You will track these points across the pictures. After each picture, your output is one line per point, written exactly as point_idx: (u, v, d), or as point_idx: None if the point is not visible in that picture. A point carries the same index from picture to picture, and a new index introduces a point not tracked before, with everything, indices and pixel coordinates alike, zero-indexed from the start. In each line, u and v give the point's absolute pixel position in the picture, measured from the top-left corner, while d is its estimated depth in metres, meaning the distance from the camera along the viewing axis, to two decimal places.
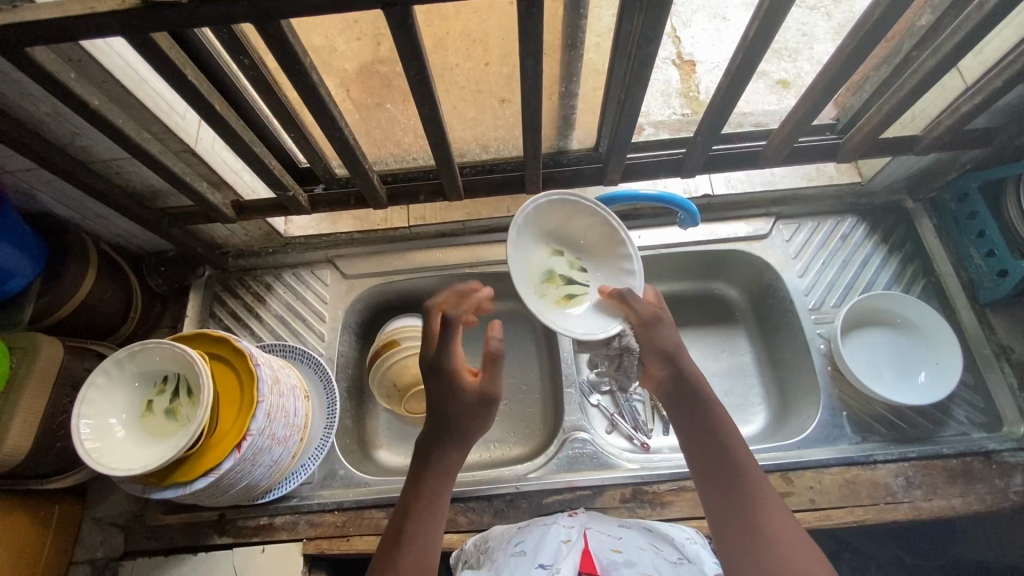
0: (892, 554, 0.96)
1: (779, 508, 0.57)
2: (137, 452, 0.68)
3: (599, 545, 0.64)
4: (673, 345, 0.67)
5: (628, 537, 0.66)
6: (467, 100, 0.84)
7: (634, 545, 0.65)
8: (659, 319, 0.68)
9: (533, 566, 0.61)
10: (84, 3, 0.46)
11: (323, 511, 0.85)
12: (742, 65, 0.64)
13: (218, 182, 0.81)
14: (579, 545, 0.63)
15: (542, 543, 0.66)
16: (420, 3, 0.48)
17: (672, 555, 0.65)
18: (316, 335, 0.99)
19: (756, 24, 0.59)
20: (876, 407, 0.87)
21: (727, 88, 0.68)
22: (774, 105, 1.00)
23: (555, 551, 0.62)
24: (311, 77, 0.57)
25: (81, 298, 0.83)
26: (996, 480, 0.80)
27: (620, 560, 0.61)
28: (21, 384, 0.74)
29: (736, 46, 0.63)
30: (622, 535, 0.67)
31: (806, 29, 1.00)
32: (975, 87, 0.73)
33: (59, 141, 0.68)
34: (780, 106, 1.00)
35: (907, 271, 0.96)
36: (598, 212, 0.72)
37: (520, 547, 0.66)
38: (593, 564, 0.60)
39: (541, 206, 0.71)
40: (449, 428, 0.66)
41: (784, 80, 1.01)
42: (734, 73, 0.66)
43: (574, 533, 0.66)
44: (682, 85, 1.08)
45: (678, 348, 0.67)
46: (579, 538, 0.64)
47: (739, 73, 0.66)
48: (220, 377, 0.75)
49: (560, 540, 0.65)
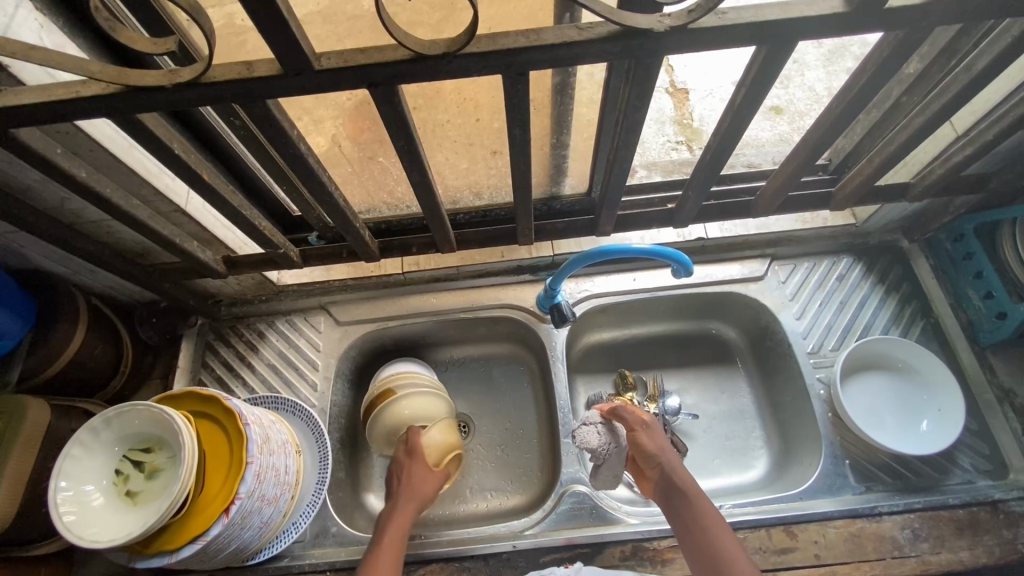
0: None
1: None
2: (116, 522, 0.65)
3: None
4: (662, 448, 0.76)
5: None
6: (460, 152, 0.86)
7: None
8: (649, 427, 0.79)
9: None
10: (68, 87, 0.46)
11: (315, 572, 0.83)
12: (729, 128, 0.63)
13: (209, 239, 0.80)
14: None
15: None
16: (406, 81, 0.48)
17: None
18: (309, 384, 0.97)
19: (742, 93, 0.57)
20: (880, 455, 0.85)
21: (716, 147, 0.67)
22: (769, 130, 1.02)
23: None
24: (298, 146, 0.56)
25: (70, 355, 0.82)
26: (1003, 531, 0.78)
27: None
28: (6, 448, 0.73)
29: (722, 111, 0.62)
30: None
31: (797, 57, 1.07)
32: (967, 137, 0.72)
33: (48, 206, 0.67)
34: (774, 132, 1.02)
35: (905, 312, 0.95)
36: (126, 405, 0.69)
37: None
38: None
39: (109, 413, 0.69)
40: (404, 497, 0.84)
41: (777, 106, 1.04)
42: (722, 134, 0.64)
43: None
44: (676, 113, 1.09)
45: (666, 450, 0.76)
46: None
47: (726, 137, 0.65)
48: (207, 438, 0.74)
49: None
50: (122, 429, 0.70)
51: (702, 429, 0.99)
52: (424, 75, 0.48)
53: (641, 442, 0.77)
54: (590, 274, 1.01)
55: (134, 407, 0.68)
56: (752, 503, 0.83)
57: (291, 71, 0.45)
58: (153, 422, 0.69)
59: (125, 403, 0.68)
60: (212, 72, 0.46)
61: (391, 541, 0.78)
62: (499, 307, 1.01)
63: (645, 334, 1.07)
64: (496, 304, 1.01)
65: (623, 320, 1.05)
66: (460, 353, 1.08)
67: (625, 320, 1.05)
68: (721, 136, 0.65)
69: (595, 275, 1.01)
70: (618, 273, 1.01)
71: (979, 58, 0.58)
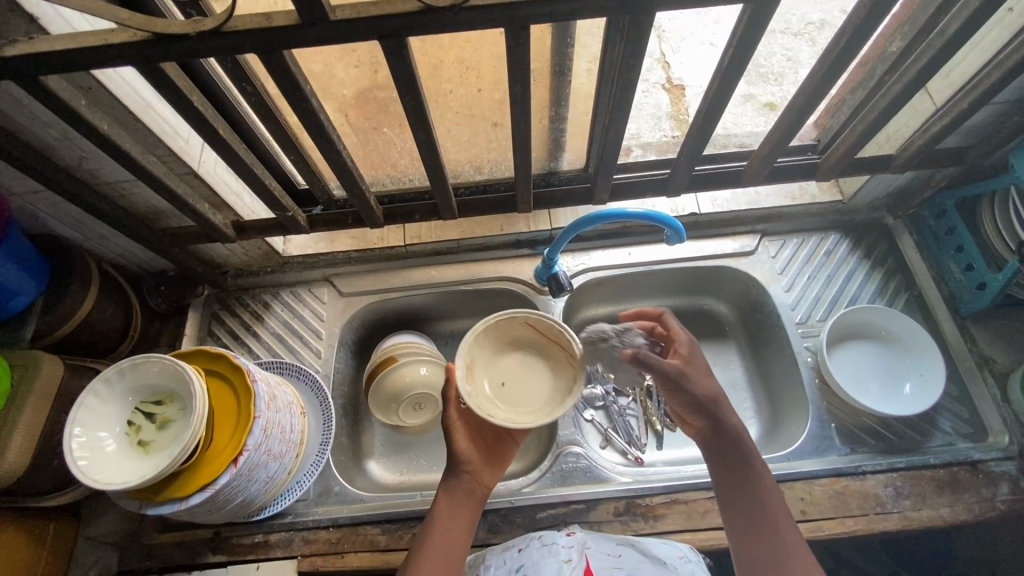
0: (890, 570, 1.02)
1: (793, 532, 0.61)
2: (129, 467, 0.68)
3: (599, 563, 0.67)
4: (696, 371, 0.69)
5: (627, 552, 0.69)
6: (461, 123, 0.89)
7: (632, 558, 0.68)
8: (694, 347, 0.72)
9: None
10: (98, 36, 0.49)
11: (318, 528, 0.86)
12: (718, 89, 0.68)
13: (219, 204, 0.84)
14: (579, 565, 0.66)
15: (542, 564, 0.67)
16: (414, 34, 0.52)
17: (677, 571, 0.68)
18: (313, 352, 1.00)
19: (732, 51, 0.61)
20: (863, 418, 0.89)
21: (709, 107, 0.70)
22: (763, 126, 1.03)
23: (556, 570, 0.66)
24: (311, 102, 0.60)
25: (82, 317, 0.84)
26: (983, 489, 0.82)
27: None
28: (21, 400, 0.75)
29: (712, 73, 0.66)
30: (621, 550, 0.70)
31: (791, 54, 1.09)
32: (944, 109, 0.76)
33: (67, 165, 0.70)
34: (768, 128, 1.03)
35: (890, 285, 0.99)
36: (140, 358, 0.71)
37: (520, 569, 0.68)
38: None
39: (123, 364, 0.71)
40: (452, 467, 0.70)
41: (772, 103, 1.06)
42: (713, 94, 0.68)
43: (574, 555, 0.68)
44: (673, 109, 1.11)
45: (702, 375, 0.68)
46: (579, 560, 0.67)
47: (715, 99, 0.69)
48: (216, 394, 0.76)
49: (561, 562, 0.67)
50: (135, 381, 0.72)
51: None
52: (431, 28, 0.52)
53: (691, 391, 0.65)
54: (585, 249, 1.04)
55: (148, 358, 0.71)
56: None
57: (308, 22, 0.49)
58: (166, 374, 0.72)
59: (139, 355, 0.71)
60: (234, 22, 0.49)
61: (440, 524, 0.67)
62: (498, 279, 1.04)
63: (640, 309, 1.10)
64: (495, 277, 1.04)
65: (619, 294, 1.08)
66: (460, 326, 1.12)
67: (621, 294, 1.08)
68: (711, 98, 0.69)
69: (590, 250, 1.04)
70: (613, 247, 1.04)
71: (950, 23, 0.62)
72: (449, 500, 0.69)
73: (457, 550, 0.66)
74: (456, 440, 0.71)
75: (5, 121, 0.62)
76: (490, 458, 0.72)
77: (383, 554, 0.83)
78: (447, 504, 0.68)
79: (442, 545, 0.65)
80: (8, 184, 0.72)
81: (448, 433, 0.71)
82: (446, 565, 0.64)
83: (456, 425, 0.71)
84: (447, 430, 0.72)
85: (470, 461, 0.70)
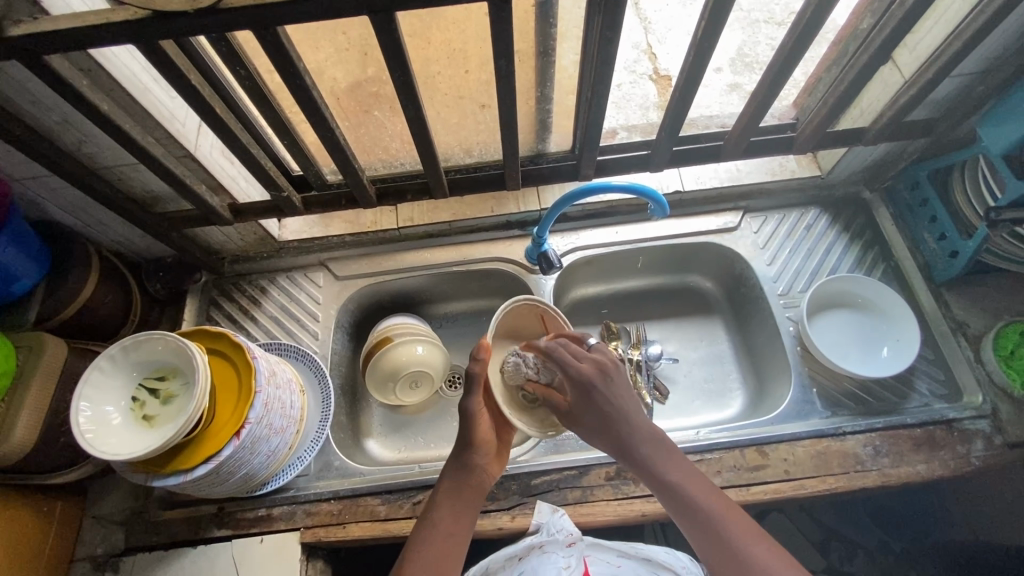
0: (879, 541, 1.06)
1: (737, 518, 0.62)
2: (135, 439, 0.70)
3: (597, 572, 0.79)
4: (580, 415, 0.71)
5: (624, 565, 0.80)
6: (450, 105, 0.92)
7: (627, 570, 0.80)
8: (589, 387, 0.70)
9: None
10: (100, 15, 0.52)
11: (319, 501, 0.88)
12: (698, 55, 0.72)
13: (216, 187, 0.86)
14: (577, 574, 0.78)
15: (542, 570, 0.77)
16: (402, 9, 0.56)
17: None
18: (310, 333, 1.02)
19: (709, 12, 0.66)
20: (843, 383, 0.93)
21: (690, 70, 0.74)
22: None
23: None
24: (305, 80, 0.64)
25: (84, 300, 0.86)
26: (958, 446, 0.85)
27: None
28: (26, 380, 0.77)
29: (691, 38, 0.71)
30: (621, 561, 0.81)
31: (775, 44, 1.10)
32: (911, 80, 0.80)
33: (68, 149, 0.72)
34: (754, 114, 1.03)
35: (868, 257, 1.02)
36: (143, 335, 0.73)
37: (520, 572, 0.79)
38: None
39: (127, 342, 0.73)
40: (462, 459, 0.73)
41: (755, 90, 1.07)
42: (693, 59, 0.73)
43: (573, 562, 0.79)
44: (660, 98, 1.12)
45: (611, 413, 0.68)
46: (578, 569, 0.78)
47: (694, 65, 0.74)
48: (217, 371, 0.78)
49: (560, 568, 0.77)
50: (139, 358, 0.74)
51: (682, 373, 1.05)
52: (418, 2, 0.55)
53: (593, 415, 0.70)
54: (574, 229, 1.07)
55: (151, 335, 0.73)
56: (727, 428, 0.89)
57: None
58: (170, 350, 0.74)
59: (144, 332, 0.73)
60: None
61: (445, 516, 0.69)
62: (490, 260, 1.06)
63: (629, 288, 1.13)
64: (487, 258, 1.06)
65: (608, 273, 1.11)
66: (453, 308, 1.14)
67: (610, 273, 1.11)
68: (689, 68, 0.74)
69: (579, 229, 1.07)
70: (601, 227, 1.07)
71: None
72: (458, 494, 0.71)
73: (458, 545, 0.68)
74: (478, 428, 0.73)
75: (7, 104, 0.64)
76: (500, 450, 0.76)
77: (382, 523, 0.86)
78: (456, 497, 0.70)
79: (446, 538, 0.67)
80: (9, 170, 0.75)
81: (468, 418, 0.73)
82: (451, 559, 0.66)
83: (478, 414, 0.73)
84: (466, 416, 0.73)
85: (487, 452, 0.74)
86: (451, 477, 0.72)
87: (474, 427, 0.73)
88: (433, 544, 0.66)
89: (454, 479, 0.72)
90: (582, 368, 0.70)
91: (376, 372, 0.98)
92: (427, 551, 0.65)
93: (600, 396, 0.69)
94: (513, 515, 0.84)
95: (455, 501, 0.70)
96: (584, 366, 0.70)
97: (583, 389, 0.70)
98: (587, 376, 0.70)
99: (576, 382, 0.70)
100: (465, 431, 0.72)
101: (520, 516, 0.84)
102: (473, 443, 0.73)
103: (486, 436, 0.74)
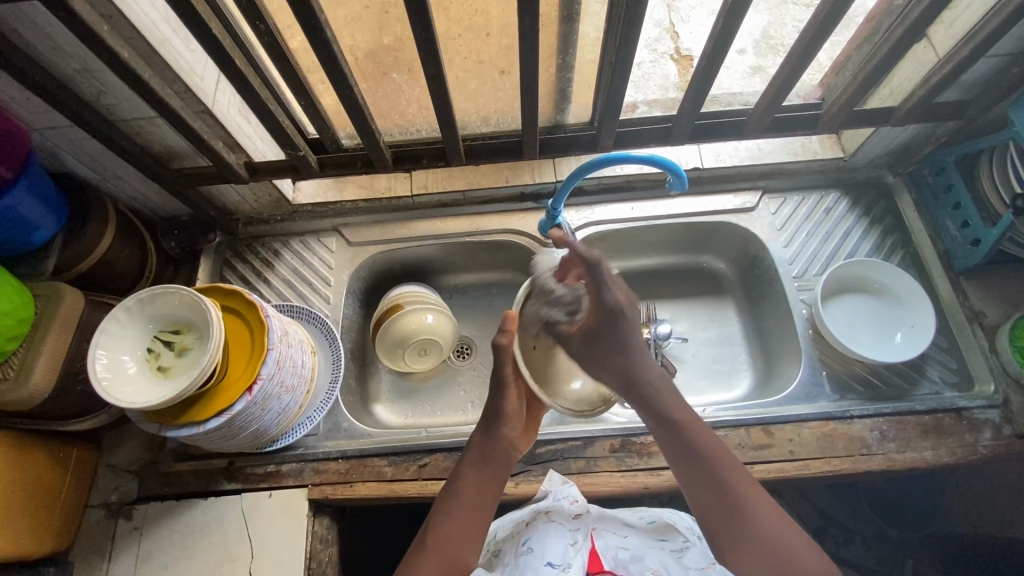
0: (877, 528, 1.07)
1: (736, 468, 0.66)
2: (148, 389, 0.71)
3: (604, 545, 0.72)
4: (598, 342, 0.69)
5: (632, 537, 0.74)
6: (469, 70, 0.90)
7: (638, 541, 0.73)
8: (613, 316, 0.68)
9: (542, 564, 0.67)
10: None
11: (327, 459, 0.90)
12: (726, 24, 0.70)
13: (233, 146, 0.86)
14: (585, 548, 0.71)
15: (546, 536, 0.72)
16: None
17: (676, 546, 0.74)
18: (322, 298, 1.03)
19: None
20: (854, 367, 0.92)
21: (716, 39, 0.72)
22: None
23: (563, 553, 0.69)
24: (325, 33, 0.63)
25: (100, 254, 0.87)
26: (966, 435, 0.85)
27: (627, 557, 0.70)
28: (45, 327, 0.79)
29: (719, 8, 0.69)
30: (627, 532, 0.75)
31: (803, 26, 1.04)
32: (947, 58, 0.78)
33: (85, 98, 0.72)
34: None
35: (887, 242, 1.01)
36: (160, 288, 0.74)
37: (526, 543, 0.72)
38: (601, 563, 0.70)
39: (147, 296, 0.74)
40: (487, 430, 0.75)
41: None
42: (720, 29, 0.70)
43: (580, 537, 0.72)
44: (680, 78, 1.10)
45: (632, 346, 0.70)
46: (585, 540, 0.72)
47: (723, 33, 0.71)
48: (231, 328, 0.79)
49: (567, 542, 0.71)
50: (157, 312, 0.76)
51: (690, 353, 1.05)
52: None
53: (620, 334, 0.69)
54: (589, 203, 1.06)
55: (167, 288, 0.74)
56: (733, 406, 0.89)
57: None
58: (186, 305, 0.75)
59: (162, 286, 0.74)
60: None
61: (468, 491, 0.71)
62: (503, 232, 1.06)
63: (642, 266, 1.13)
64: (500, 230, 1.06)
65: (621, 250, 1.10)
66: (464, 280, 1.15)
67: (623, 250, 1.10)
68: (716, 39, 0.72)
69: (594, 204, 1.05)
70: (617, 202, 1.05)
71: None
72: (484, 469, 0.72)
73: (482, 517, 0.69)
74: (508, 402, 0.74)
75: (27, 48, 0.64)
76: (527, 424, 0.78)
77: (389, 483, 0.88)
78: (482, 471, 0.72)
79: (467, 513, 0.69)
80: (29, 118, 0.75)
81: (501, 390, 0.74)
82: (467, 540, 0.67)
83: (512, 384, 0.74)
84: (497, 383, 0.74)
85: (515, 424, 0.75)
86: (477, 447, 0.74)
87: (507, 400, 0.74)
88: (452, 518, 0.68)
89: (482, 453, 0.73)
90: (615, 297, 0.69)
91: (382, 340, 0.99)
92: (450, 524, 0.67)
93: (624, 325, 0.69)
94: (517, 481, 0.85)
95: (477, 476, 0.71)
96: (614, 294, 0.69)
97: (608, 318, 0.69)
98: (619, 305, 0.69)
99: (600, 312, 0.69)
100: (498, 403, 0.74)
101: (524, 483, 0.85)
102: (502, 416, 0.74)
103: (517, 409, 0.75)
